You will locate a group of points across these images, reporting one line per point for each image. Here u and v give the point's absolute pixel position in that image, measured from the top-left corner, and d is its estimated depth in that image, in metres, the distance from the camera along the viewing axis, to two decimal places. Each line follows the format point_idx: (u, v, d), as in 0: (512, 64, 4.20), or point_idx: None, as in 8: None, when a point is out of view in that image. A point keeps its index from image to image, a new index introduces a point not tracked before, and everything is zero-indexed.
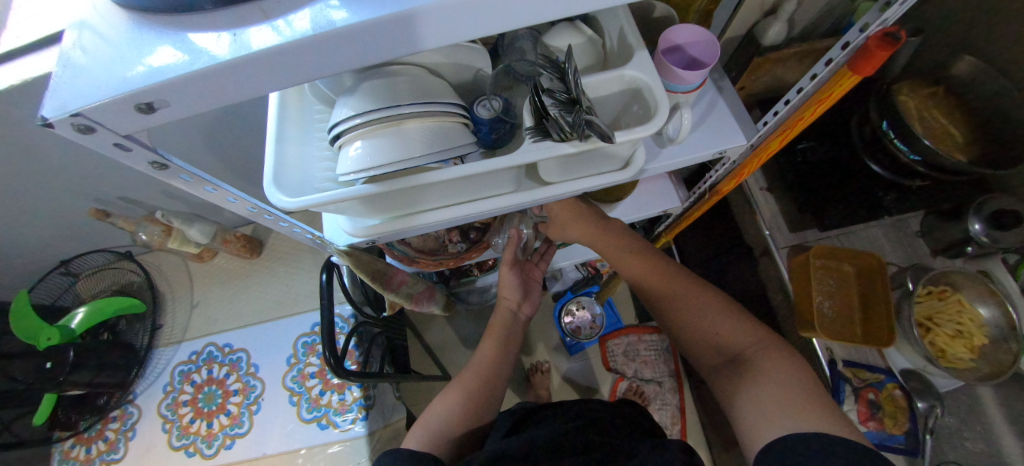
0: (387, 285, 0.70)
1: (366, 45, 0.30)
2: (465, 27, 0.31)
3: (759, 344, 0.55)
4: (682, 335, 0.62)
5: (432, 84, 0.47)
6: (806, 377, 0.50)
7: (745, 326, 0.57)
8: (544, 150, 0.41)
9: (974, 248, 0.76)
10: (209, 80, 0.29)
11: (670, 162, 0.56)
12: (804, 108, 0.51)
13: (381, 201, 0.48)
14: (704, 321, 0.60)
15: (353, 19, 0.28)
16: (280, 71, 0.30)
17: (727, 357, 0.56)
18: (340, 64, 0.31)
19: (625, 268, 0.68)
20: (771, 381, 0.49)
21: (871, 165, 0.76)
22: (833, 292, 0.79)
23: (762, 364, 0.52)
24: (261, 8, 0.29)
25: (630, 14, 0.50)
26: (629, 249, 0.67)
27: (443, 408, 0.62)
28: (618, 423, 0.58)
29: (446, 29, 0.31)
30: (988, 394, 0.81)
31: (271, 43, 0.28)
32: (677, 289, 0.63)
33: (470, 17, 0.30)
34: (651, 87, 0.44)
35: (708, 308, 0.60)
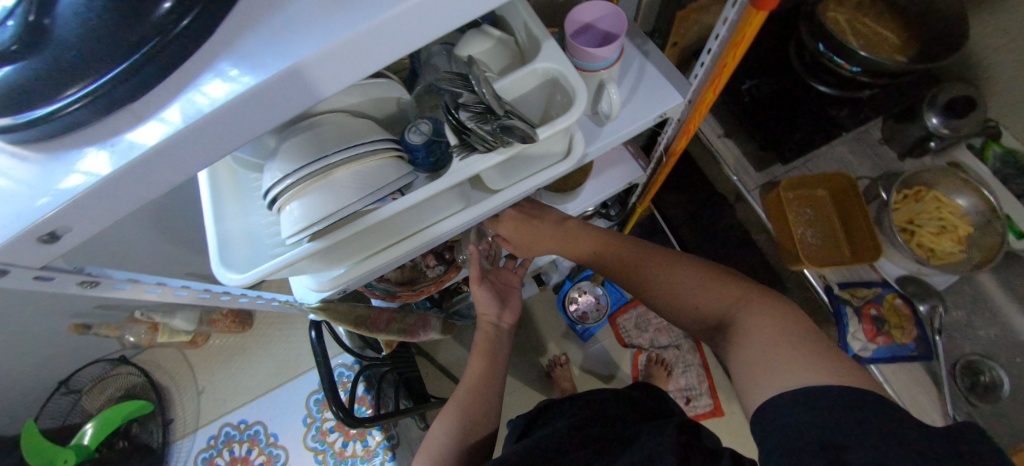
0: (375, 327, 0.70)
1: (262, 107, 0.28)
2: (363, 60, 0.29)
3: (742, 298, 0.53)
4: (667, 309, 0.61)
5: (353, 126, 0.46)
6: (788, 321, 0.47)
7: (724, 283, 0.56)
8: (473, 164, 0.41)
9: (937, 143, 0.77)
10: (102, 195, 0.28)
11: (614, 139, 0.56)
12: (725, 54, 0.50)
13: (333, 253, 0.47)
14: (684, 291, 0.58)
15: (240, 87, 0.27)
16: (186, 157, 0.29)
17: (716, 319, 0.55)
18: (243, 134, 0.29)
19: (602, 260, 0.70)
20: (753, 330, 0.48)
21: (818, 87, 0.75)
22: (811, 221, 0.80)
23: (744, 316, 0.50)
24: (131, 110, 0.28)
25: (531, 7, 0.49)
26: (599, 243, 0.69)
27: (442, 433, 0.62)
28: (618, 407, 0.58)
29: (342, 70, 0.29)
30: (989, 281, 0.81)
31: (167, 133, 0.27)
32: (650, 266, 0.63)
33: (365, 50, 0.29)
34: (564, 75, 0.43)
35: (685, 276, 0.59)
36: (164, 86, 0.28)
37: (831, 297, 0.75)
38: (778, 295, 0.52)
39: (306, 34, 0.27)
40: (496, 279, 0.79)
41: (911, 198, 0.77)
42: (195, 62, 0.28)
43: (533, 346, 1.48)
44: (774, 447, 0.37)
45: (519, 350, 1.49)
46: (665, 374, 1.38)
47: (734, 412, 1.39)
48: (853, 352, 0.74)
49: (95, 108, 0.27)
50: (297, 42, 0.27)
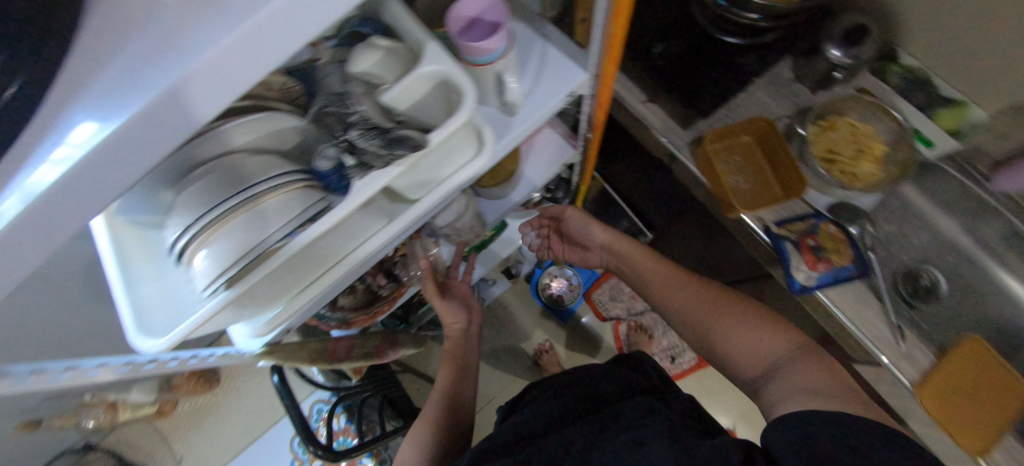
0: (335, 358, 0.70)
1: (129, 152, 0.26)
2: (229, 83, 0.28)
3: (796, 351, 0.61)
4: (705, 342, 0.69)
5: (250, 164, 0.45)
6: (827, 377, 0.55)
7: (777, 332, 0.64)
8: (371, 182, 0.42)
9: (842, 73, 0.80)
10: None
11: (525, 127, 0.57)
12: (609, 32, 0.50)
13: (256, 297, 0.46)
14: (734, 330, 0.66)
15: (96, 139, 0.25)
16: (48, 230, 0.27)
17: (761, 362, 0.62)
18: (117, 186, 0.28)
19: (648, 279, 0.79)
20: (802, 375, 0.56)
21: (728, 40, 0.79)
22: (743, 168, 0.81)
23: (794, 365, 0.58)
24: None
25: (411, 11, 0.48)
26: (649, 260, 0.79)
27: (412, 448, 0.63)
28: (600, 387, 0.67)
29: (209, 97, 0.27)
30: (912, 192, 0.86)
31: (27, 203, 0.25)
32: (697, 297, 0.72)
33: (227, 72, 0.27)
34: (450, 75, 0.43)
35: (737, 316, 0.67)
36: (15, 151, 0.26)
37: (771, 235, 0.79)
38: (825, 357, 0.60)
39: (154, 68, 0.25)
40: (451, 288, 0.79)
41: (828, 128, 0.80)
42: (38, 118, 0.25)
43: (516, 339, 1.49)
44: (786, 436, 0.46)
45: (503, 346, 1.49)
46: (647, 337, 1.43)
47: None
48: (799, 284, 0.77)
49: None
50: (145, 78, 0.25)
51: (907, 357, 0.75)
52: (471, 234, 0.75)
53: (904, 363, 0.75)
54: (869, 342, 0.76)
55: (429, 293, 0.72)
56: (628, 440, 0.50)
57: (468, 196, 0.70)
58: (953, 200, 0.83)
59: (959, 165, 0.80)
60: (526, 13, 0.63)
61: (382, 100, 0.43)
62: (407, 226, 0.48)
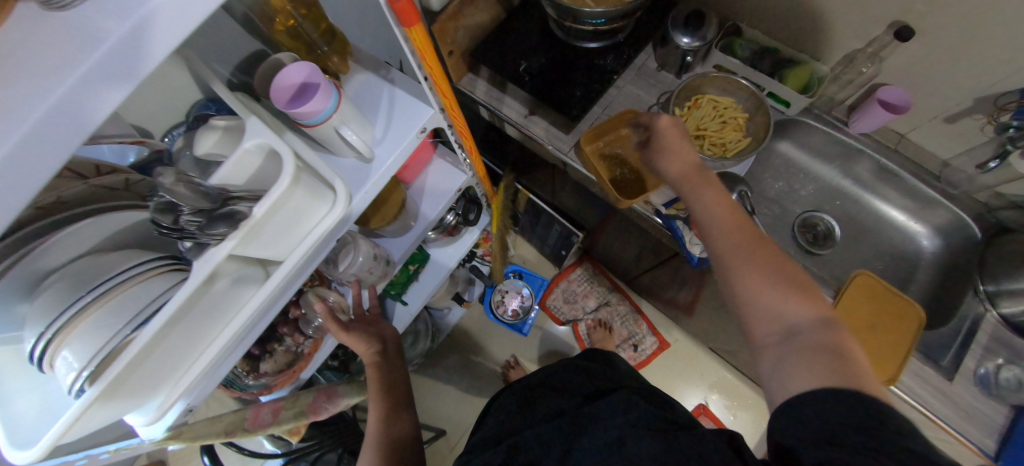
0: (258, 423, 0.71)
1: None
2: (70, 130, 0.33)
3: (825, 321, 0.49)
4: (727, 291, 0.57)
5: (101, 263, 0.47)
6: (851, 358, 0.46)
7: (820, 300, 0.51)
8: (209, 259, 0.44)
9: (693, 56, 0.86)
10: None
11: (382, 172, 0.60)
12: (425, 70, 0.54)
13: (131, 388, 0.46)
14: (769, 287, 0.53)
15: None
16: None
17: (782, 328, 0.51)
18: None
19: (691, 202, 0.63)
20: (822, 356, 0.46)
21: (588, 44, 0.88)
22: (625, 159, 0.86)
23: (823, 338, 0.48)
24: None
25: (237, 90, 0.52)
26: (711, 192, 0.62)
27: None
28: (575, 381, 0.78)
29: (54, 145, 0.33)
30: (789, 148, 0.92)
31: None
32: (739, 236, 0.57)
33: (66, 117, 0.32)
34: (272, 145, 0.46)
35: (782, 268, 0.53)
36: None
37: (663, 216, 0.82)
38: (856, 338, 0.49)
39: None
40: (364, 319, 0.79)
41: (692, 108, 0.86)
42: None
43: (482, 362, 1.50)
44: (792, 415, 0.44)
45: (471, 371, 1.50)
46: (608, 333, 1.42)
47: (678, 340, 1.48)
48: (696, 257, 0.80)
49: None
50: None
51: None
52: (376, 275, 0.79)
53: None
54: None
55: (333, 330, 0.72)
56: (607, 434, 0.59)
57: (357, 242, 0.73)
58: (824, 149, 0.89)
59: (814, 113, 0.87)
60: (373, 63, 0.67)
61: (211, 182, 0.46)
62: (272, 288, 0.51)
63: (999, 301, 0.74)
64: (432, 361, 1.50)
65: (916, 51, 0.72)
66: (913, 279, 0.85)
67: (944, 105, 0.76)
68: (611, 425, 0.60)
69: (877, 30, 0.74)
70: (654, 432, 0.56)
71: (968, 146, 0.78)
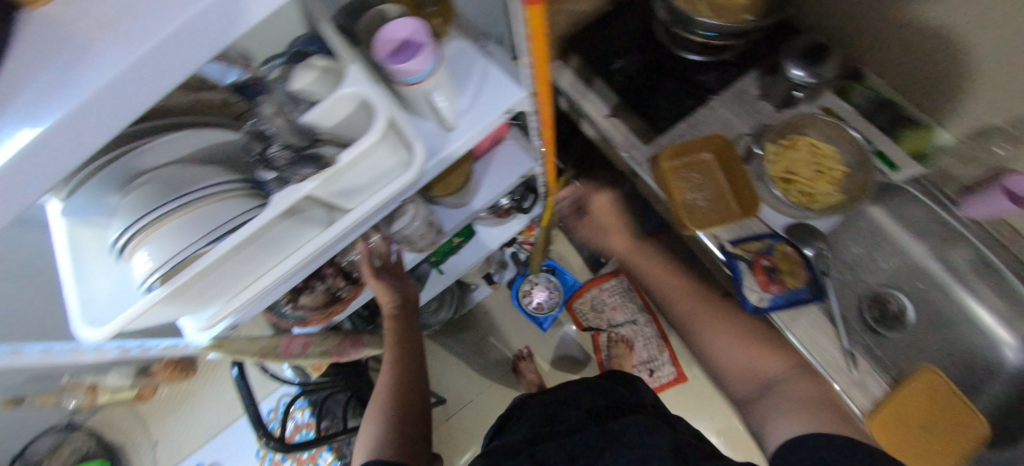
0: (286, 353, 0.74)
1: (123, 95, 0.33)
2: (204, 38, 0.34)
3: None
4: (699, 349, 0.74)
5: (186, 174, 0.48)
6: (820, 399, 0.52)
7: (777, 354, 0.68)
8: (288, 197, 0.45)
9: (802, 92, 0.79)
10: (54, 144, 0.33)
11: (461, 143, 0.59)
12: (530, 50, 0.52)
13: (190, 295, 0.49)
14: (732, 343, 0.70)
15: (91, 82, 0.32)
16: (131, 97, 0.34)
17: (751, 383, 0.67)
18: (107, 129, 0.34)
19: None
20: (800, 412, 0.57)
21: (689, 56, 0.82)
22: (701, 185, 0.81)
23: (797, 387, 0.53)
24: (69, 78, 0.32)
25: (344, 33, 0.52)
26: None
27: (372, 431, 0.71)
28: (590, 399, 0.79)
29: (189, 53, 0.34)
30: (880, 214, 0.84)
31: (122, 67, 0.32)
32: None
33: (204, 25, 0.34)
34: (368, 95, 0.46)
35: (739, 326, 0.72)
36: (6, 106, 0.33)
37: (726, 254, 0.78)
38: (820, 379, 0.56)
39: (142, 27, 0.33)
40: (395, 273, 0.82)
41: (788, 147, 0.79)
42: (46, 74, 0.33)
43: (496, 346, 1.51)
44: None
45: (483, 350, 1.51)
46: (628, 350, 1.43)
47: (696, 377, 1.43)
48: (751, 305, 0.75)
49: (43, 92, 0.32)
50: (134, 36, 0.32)
51: (858, 385, 0.72)
52: (425, 242, 0.79)
53: (855, 390, 0.72)
54: (820, 368, 0.74)
55: (364, 273, 0.78)
56: (633, 449, 0.57)
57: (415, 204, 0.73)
58: (920, 225, 0.81)
59: (924, 187, 0.78)
60: (472, 32, 0.66)
61: (302, 119, 0.46)
62: (336, 232, 0.52)
63: None
64: (448, 331, 1.52)
65: None
66: (982, 389, 0.77)
67: None
68: (639, 445, 0.58)
69: None
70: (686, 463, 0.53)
71: None
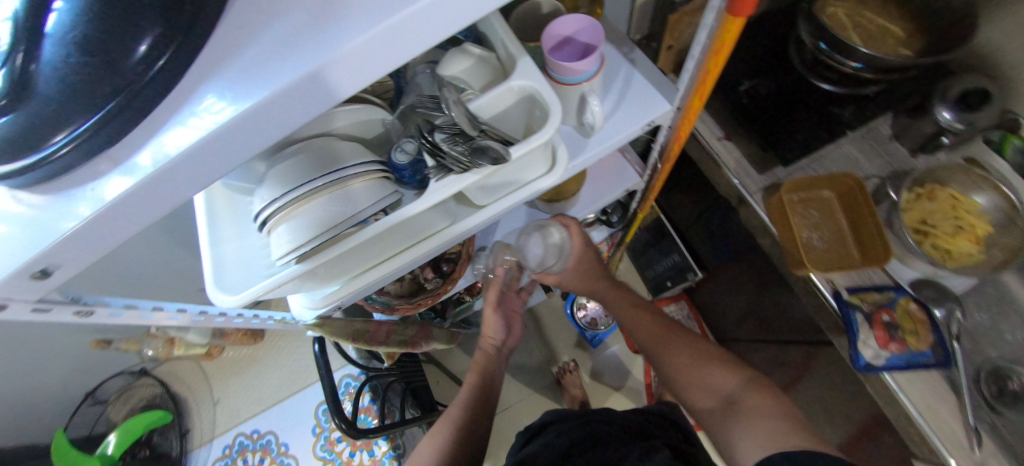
0: (373, 339, 0.72)
1: (330, 82, 0.29)
2: (426, 32, 0.30)
3: (745, 381, 0.61)
4: (669, 378, 0.68)
5: (335, 148, 0.46)
6: (777, 405, 0.57)
7: (727, 364, 0.64)
8: (448, 185, 0.43)
9: (951, 139, 0.73)
10: (246, 128, 0.28)
11: (600, 150, 0.56)
12: (706, 63, 0.47)
13: (319, 274, 0.47)
14: (690, 365, 0.66)
15: (307, 62, 0.27)
16: (329, 86, 0.29)
17: (714, 393, 0.62)
18: (299, 118, 0.30)
19: (625, 317, 0.78)
20: (768, 420, 0.54)
21: (821, 85, 0.75)
22: (817, 223, 0.77)
23: (750, 393, 0.59)
24: (276, 55, 0.27)
25: (507, 21, 0.49)
26: (632, 306, 0.78)
27: (429, 450, 0.69)
28: (616, 439, 0.71)
29: (400, 43, 0.29)
30: (1014, 280, 0.76)
31: (333, 55, 0.27)
32: (663, 335, 0.71)
33: (434, 17, 0.29)
34: (539, 92, 0.43)
35: (692, 345, 0.68)
36: (202, 66, 0.28)
37: (840, 301, 0.73)
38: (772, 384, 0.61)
39: (377, 7, 0.28)
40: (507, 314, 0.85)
41: (924, 197, 0.73)
42: (250, 35, 0.28)
43: (543, 355, 1.48)
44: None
45: (529, 356, 1.48)
46: None
47: None
48: (864, 361, 0.71)
49: (248, 67, 0.28)
50: (366, 15, 0.28)
51: None
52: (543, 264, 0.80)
53: None
54: (937, 442, 0.67)
55: (488, 301, 0.81)
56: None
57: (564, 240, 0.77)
58: None
59: None
60: (615, 35, 0.63)
61: (469, 107, 0.44)
62: (464, 228, 0.50)
63: None
64: None
65: None
66: None
67: None
68: None
69: None
70: None
71: None
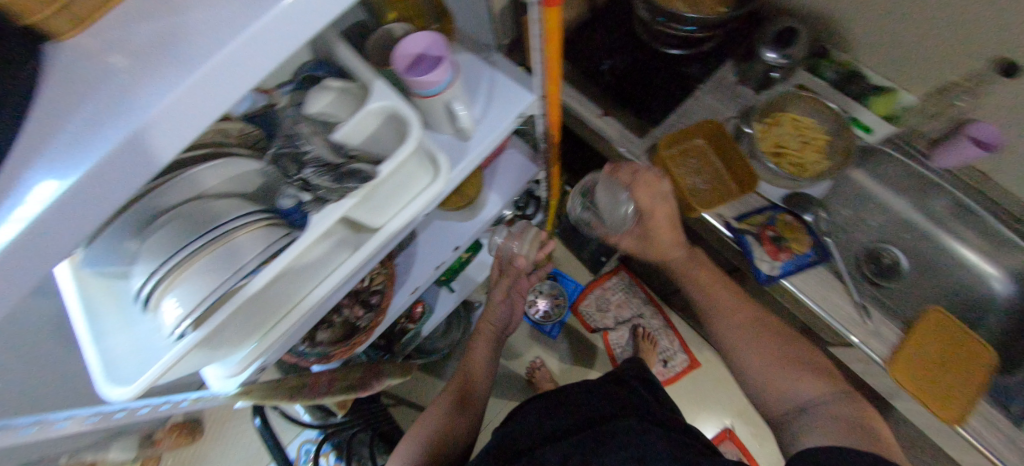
0: (314, 393, 0.69)
1: (151, 142, 0.29)
2: (242, 77, 0.31)
3: (836, 396, 0.60)
4: (740, 366, 0.69)
5: (212, 210, 0.46)
6: (858, 420, 0.55)
7: (817, 377, 0.63)
8: (327, 215, 0.43)
9: (779, 72, 0.84)
10: (79, 202, 0.28)
11: (480, 150, 0.59)
12: (547, 54, 0.52)
13: (222, 338, 0.45)
14: (771, 367, 0.66)
15: (123, 127, 0.27)
16: (161, 139, 0.29)
17: (793, 401, 0.62)
18: (130, 183, 0.29)
19: (707, 295, 0.75)
20: (835, 424, 0.56)
21: (669, 51, 0.87)
22: (698, 169, 0.85)
23: (834, 408, 0.58)
24: (94, 124, 0.27)
25: (356, 50, 0.51)
26: (720, 291, 0.75)
27: (418, 431, 0.77)
28: (595, 405, 0.76)
29: (227, 87, 0.31)
30: (862, 177, 0.90)
31: (155, 110, 0.28)
32: (747, 327, 0.70)
33: (245, 61, 0.30)
34: (397, 108, 0.46)
35: (781, 346, 0.67)
36: (15, 154, 0.27)
37: (733, 230, 0.81)
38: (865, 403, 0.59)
39: (191, 57, 0.29)
40: (510, 293, 0.96)
41: (772, 124, 0.84)
42: (63, 115, 0.28)
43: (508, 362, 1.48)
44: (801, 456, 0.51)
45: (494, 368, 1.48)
46: (653, 344, 1.39)
47: (709, 360, 1.43)
48: (765, 275, 0.78)
49: (67, 144, 0.27)
50: (181, 66, 0.28)
51: (876, 334, 0.76)
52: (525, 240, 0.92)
53: (873, 340, 0.76)
54: (837, 325, 0.77)
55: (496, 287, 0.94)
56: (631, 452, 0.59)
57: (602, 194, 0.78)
58: (899, 180, 0.87)
59: (899, 146, 0.84)
60: (473, 43, 0.67)
61: (334, 137, 0.45)
62: (364, 255, 0.50)
63: None
64: None
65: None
66: (982, 322, 0.83)
67: None
68: (624, 440, 0.62)
69: (977, 67, 0.72)
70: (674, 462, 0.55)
71: None
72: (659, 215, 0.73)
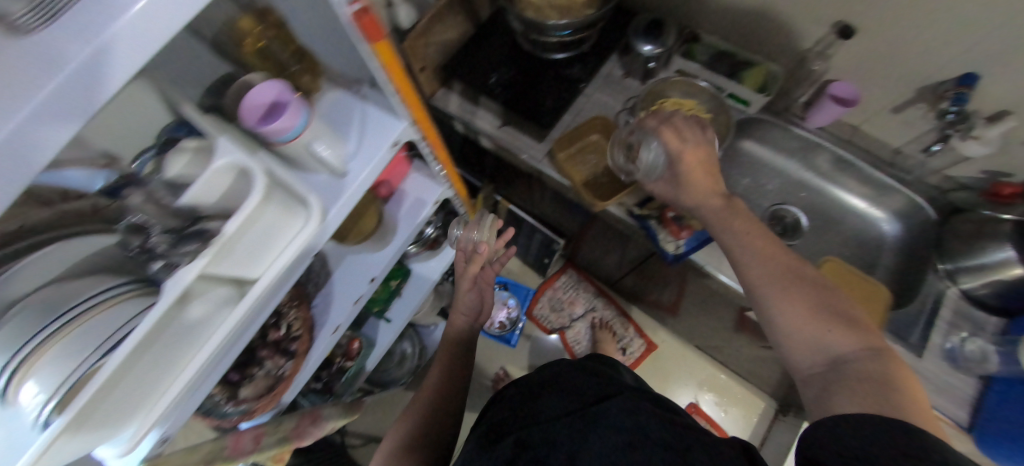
0: (238, 451, 0.67)
1: (30, 140, 0.30)
2: (112, 68, 0.32)
3: (870, 354, 0.51)
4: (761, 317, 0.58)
5: (67, 290, 0.47)
6: (890, 384, 0.47)
7: (856, 331, 0.52)
8: (180, 278, 0.44)
9: (655, 63, 0.89)
10: None
11: (357, 184, 0.61)
12: (395, 88, 0.54)
13: (96, 418, 0.44)
14: (804, 323, 0.54)
15: None
16: None
17: (821, 355, 0.53)
18: (9, 187, 0.30)
19: (727, 238, 0.63)
20: (866, 385, 0.47)
21: (555, 55, 0.90)
22: (597, 164, 0.88)
23: (870, 368, 0.49)
24: None
25: (200, 108, 0.51)
26: (744, 229, 0.62)
27: (397, 433, 0.78)
28: (579, 384, 0.67)
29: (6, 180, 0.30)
30: (750, 145, 0.96)
31: None
32: (780, 271, 0.58)
33: (22, 151, 0.30)
34: (244, 162, 0.47)
35: (820, 298, 0.55)
36: None
37: (637, 217, 0.85)
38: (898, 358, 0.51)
39: None
40: (478, 282, 0.91)
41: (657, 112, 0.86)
42: None
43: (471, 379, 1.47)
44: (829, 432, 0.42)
45: None
46: (612, 335, 1.43)
47: (665, 341, 1.46)
48: (672, 255, 0.83)
49: None
50: None
51: None
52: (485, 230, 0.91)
53: None
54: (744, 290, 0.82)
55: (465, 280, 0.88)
56: (619, 431, 0.53)
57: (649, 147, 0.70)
58: (784, 144, 0.93)
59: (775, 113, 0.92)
60: (343, 79, 0.68)
61: (182, 201, 0.46)
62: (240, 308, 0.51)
63: (958, 277, 0.79)
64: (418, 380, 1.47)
65: (863, 48, 0.77)
66: (879, 264, 0.89)
67: (892, 96, 0.80)
68: (614, 422, 0.54)
69: (822, 32, 0.78)
70: (664, 449, 0.49)
71: (916, 134, 0.82)
72: (693, 158, 0.67)
